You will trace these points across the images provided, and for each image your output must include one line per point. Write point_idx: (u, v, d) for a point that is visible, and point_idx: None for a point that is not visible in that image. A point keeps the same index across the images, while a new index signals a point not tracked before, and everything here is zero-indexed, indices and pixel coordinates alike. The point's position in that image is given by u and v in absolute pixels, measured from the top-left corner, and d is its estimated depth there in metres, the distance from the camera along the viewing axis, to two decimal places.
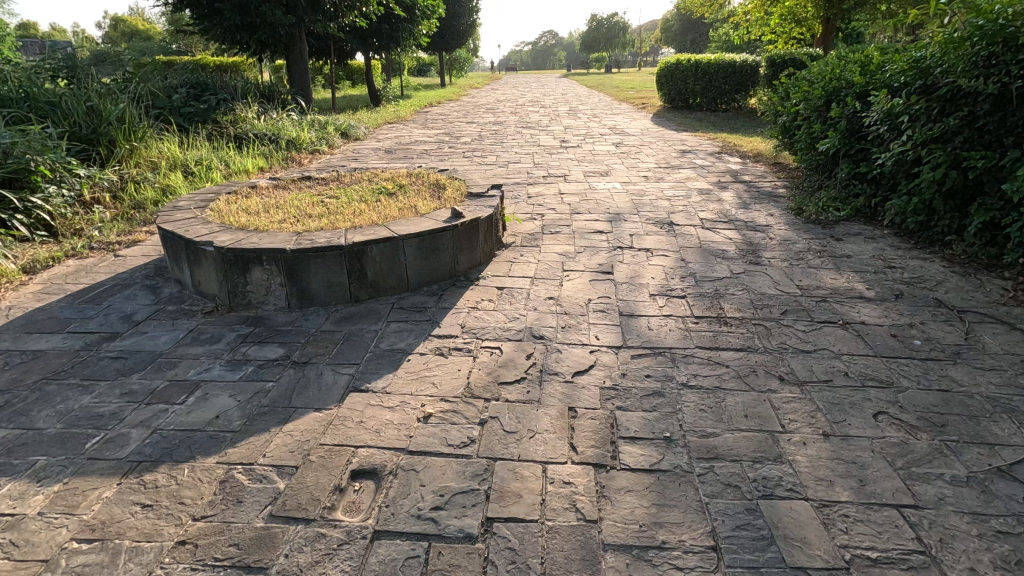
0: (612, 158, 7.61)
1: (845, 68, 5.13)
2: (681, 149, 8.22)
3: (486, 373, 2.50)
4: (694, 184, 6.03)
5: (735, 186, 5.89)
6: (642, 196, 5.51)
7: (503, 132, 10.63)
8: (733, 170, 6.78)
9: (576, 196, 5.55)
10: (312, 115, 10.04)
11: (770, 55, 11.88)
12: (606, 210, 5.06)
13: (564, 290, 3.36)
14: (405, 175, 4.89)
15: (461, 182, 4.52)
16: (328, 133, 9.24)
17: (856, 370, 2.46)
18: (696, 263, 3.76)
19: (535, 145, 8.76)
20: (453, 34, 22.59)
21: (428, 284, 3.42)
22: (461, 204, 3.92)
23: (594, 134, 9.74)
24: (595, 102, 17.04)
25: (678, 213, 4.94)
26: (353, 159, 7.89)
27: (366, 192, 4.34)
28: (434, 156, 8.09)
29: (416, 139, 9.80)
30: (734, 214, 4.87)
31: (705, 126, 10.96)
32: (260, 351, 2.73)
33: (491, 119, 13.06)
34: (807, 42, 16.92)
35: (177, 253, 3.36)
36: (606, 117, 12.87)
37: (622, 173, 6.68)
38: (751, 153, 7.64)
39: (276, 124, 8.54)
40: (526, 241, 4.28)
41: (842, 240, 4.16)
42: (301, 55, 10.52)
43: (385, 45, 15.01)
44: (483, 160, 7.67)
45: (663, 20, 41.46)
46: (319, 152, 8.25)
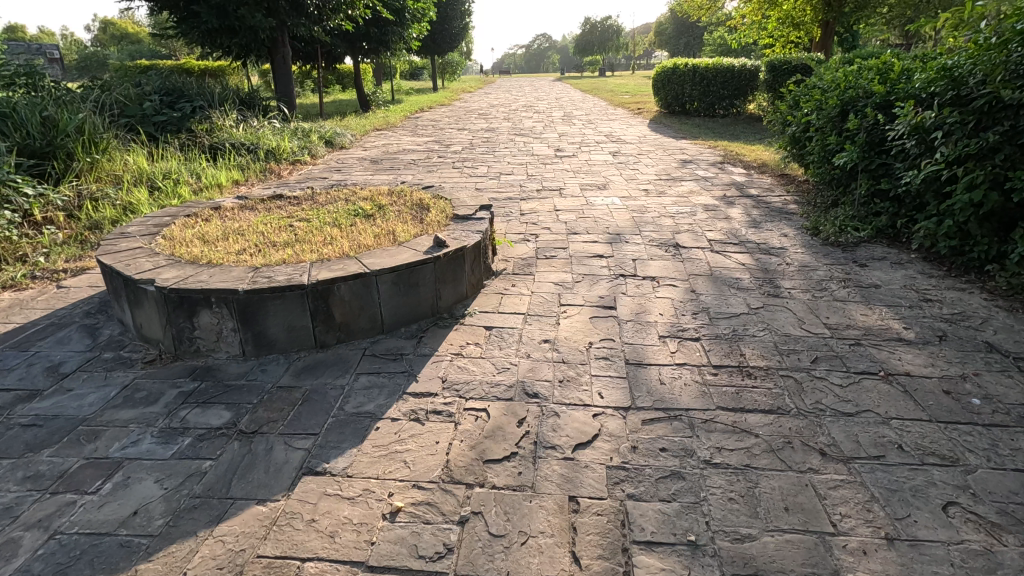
0: (610, 169, 7.22)
1: (862, 76, 4.76)
2: (681, 159, 7.83)
3: (469, 448, 2.08)
4: (698, 199, 5.64)
5: (742, 201, 5.51)
6: (644, 213, 5.11)
7: (495, 139, 10.23)
8: (737, 182, 6.40)
9: (572, 213, 5.15)
10: (295, 122, 9.60)
11: (770, 59, 11.54)
12: (606, 230, 4.66)
13: (561, 331, 2.95)
14: (386, 193, 4.48)
15: (447, 202, 4.10)
16: (312, 142, 8.82)
17: (910, 442, 2.06)
18: (709, 296, 3.36)
19: (529, 154, 8.37)
20: (445, 38, 22.20)
21: (406, 323, 3.00)
22: (446, 229, 3.51)
23: (590, 143, 9.35)
24: (590, 107, 16.69)
25: (684, 233, 4.54)
26: (337, 170, 7.46)
27: (341, 214, 3.91)
28: (423, 166, 7.68)
29: (405, 147, 9.39)
30: (745, 235, 4.47)
31: (705, 133, 10.61)
32: (202, 415, 2.30)
33: (483, 125, 12.66)
34: (805, 46, 16.62)
35: (117, 291, 2.93)
36: (601, 123, 12.49)
37: (621, 186, 6.29)
38: (755, 163, 7.28)
39: (255, 132, 8.12)
40: (519, 268, 3.87)
41: (866, 266, 3.78)
42: (284, 60, 10.08)
43: (374, 49, 14.59)
44: (474, 171, 7.27)
45: (657, 24, 41.25)
46: (300, 162, 7.82)
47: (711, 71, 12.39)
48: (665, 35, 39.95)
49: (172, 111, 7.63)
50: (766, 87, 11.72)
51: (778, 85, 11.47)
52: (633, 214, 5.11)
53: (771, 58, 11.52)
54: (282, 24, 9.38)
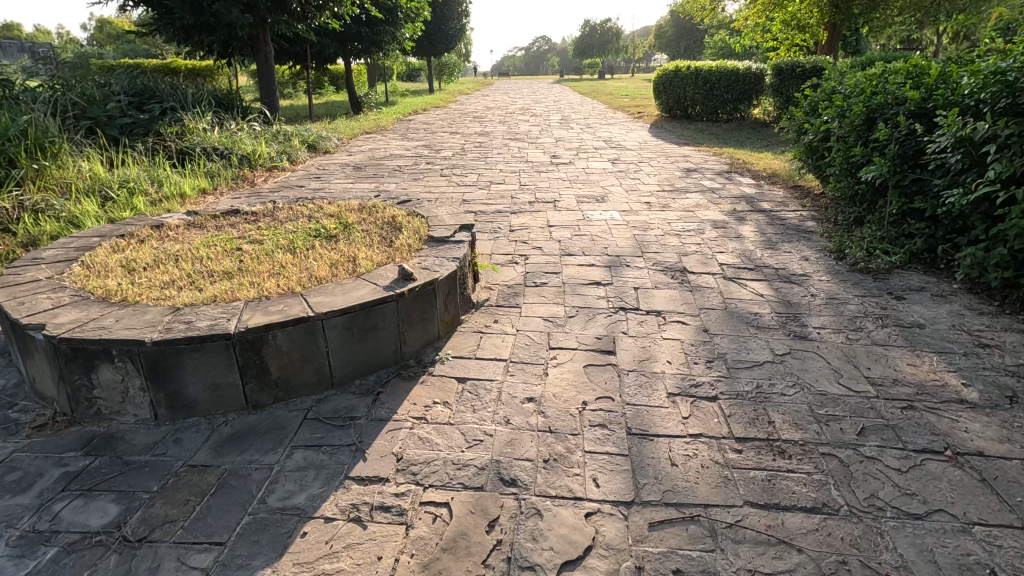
0: (608, 179, 6.73)
1: (891, 80, 4.27)
2: (685, 168, 7.34)
3: (421, 569, 1.57)
4: (705, 213, 5.14)
5: (754, 216, 5.01)
6: (647, 231, 4.62)
7: (489, 144, 9.74)
8: (746, 194, 5.91)
9: (567, 230, 4.65)
10: (277, 125, 9.10)
11: (776, 63, 11.08)
12: (604, 251, 4.16)
13: (550, 386, 2.44)
14: (356, 208, 3.97)
15: (424, 221, 3.59)
16: (292, 146, 8.33)
17: (1004, 564, 1.55)
18: (724, 338, 2.85)
19: (523, 161, 7.88)
20: (442, 39, 21.71)
21: (361, 374, 2.49)
22: (418, 257, 3.00)
23: (588, 149, 8.86)
24: (589, 110, 16.22)
25: (692, 256, 4.05)
26: (316, 178, 6.95)
27: (300, 236, 3.39)
28: (409, 174, 7.18)
29: (393, 152, 8.89)
30: (760, 259, 3.97)
31: (709, 139, 10.13)
32: (82, 511, 1.78)
33: (478, 128, 12.17)
34: (810, 49, 16.16)
35: (9, 335, 2.41)
36: (600, 128, 12.02)
37: (621, 198, 5.79)
38: (765, 174, 6.78)
39: (231, 136, 7.62)
40: (504, 298, 3.37)
41: (903, 299, 3.28)
42: (266, 59, 9.49)
43: (366, 49, 14.10)
44: (463, 179, 6.77)
45: (657, 27, 40.86)
46: (277, 168, 7.31)
47: (716, 75, 11.92)
48: (665, 38, 39.52)
49: (140, 114, 7.14)
50: (773, 91, 11.25)
51: (785, 90, 11.00)
52: (634, 231, 4.61)
53: (778, 62, 11.05)
54: (262, 21, 8.89)
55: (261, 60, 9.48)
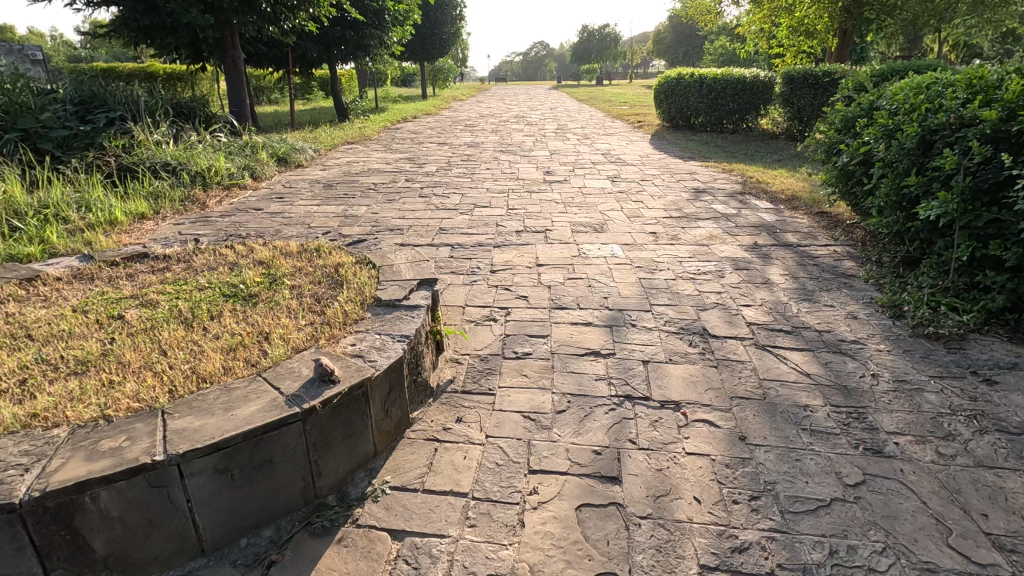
0: (608, 201, 5.99)
1: (953, 94, 3.55)
2: (692, 189, 6.57)
3: None
4: (722, 248, 4.38)
5: (780, 253, 4.25)
6: (655, 273, 3.85)
7: (478, 157, 9.00)
8: (766, 223, 5.15)
9: (559, 273, 3.88)
10: (246, 136, 8.35)
11: (786, 71, 10.37)
12: (603, 303, 3.38)
13: (526, 550, 1.66)
14: (295, 250, 3.19)
15: (375, 273, 2.81)
16: (259, 159, 7.58)
17: None
18: (769, 453, 2.08)
19: (513, 178, 7.13)
20: (435, 43, 20.97)
21: (250, 527, 1.72)
22: (353, 335, 2.22)
23: (585, 164, 8.11)
24: (586, 119, 15.49)
25: (713, 312, 3.28)
26: (278, 198, 6.18)
27: (209, 296, 2.61)
28: (384, 193, 6.43)
29: (371, 167, 8.12)
30: (798, 317, 3.20)
31: (715, 153, 9.38)
32: None
33: (468, 139, 11.40)
34: (817, 56, 15.50)
35: None
36: (598, 139, 11.28)
37: (622, 226, 5.02)
38: (783, 198, 6.02)
39: (187, 150, 6.87)
40: (476, 378, 2.59)
41: (994, 383, 2.52)
42: (236, 63, 8.78)
43: (350, 53, 13.34)
44: (444, 201, 6.01)
45: (656, 33, 40.27)
46: (237, 185, 6.54)
47: (721, 83, 11.21)
48: (664, 44, 38.90)
49: (82, 125, 6.40)
50: (782, 101, 10.53)
51: (795, 100, 10.27)
52: (640, 273, 3.84)
53: (789, 69, 10.33)
54: (228, 21, 8.13)
55: (229, 64, 8.71)
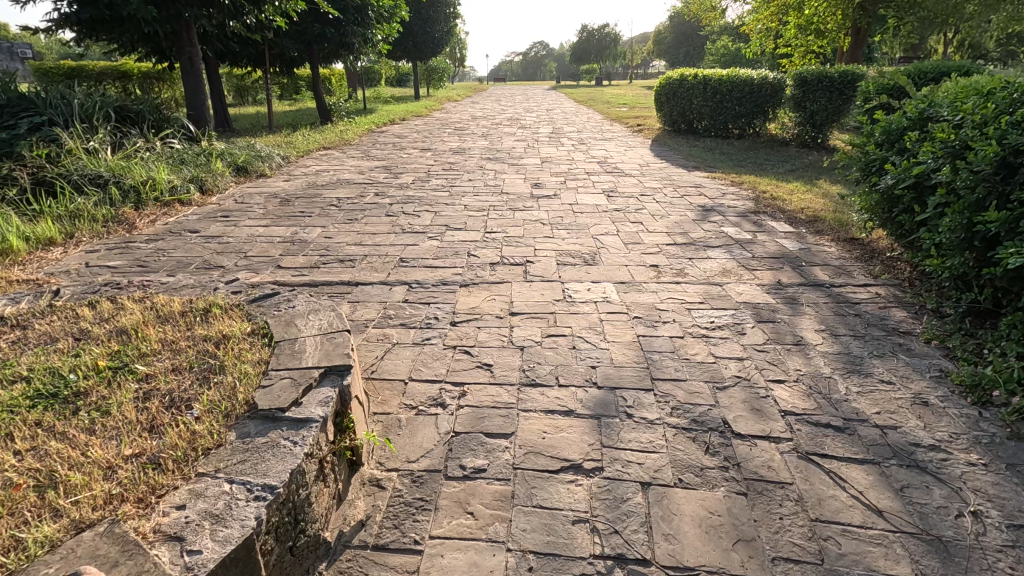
0: (601, 221, 5.19)
1: None
2: (699, 207, 5.76)
3: None
4: (738, 290, 3.58)
5: (811, 298, 3.45)
6: (657, 328, 3.05)
7: (461, 166, 8.20)
8: (787, 253, 4.35)
9: (537, 327, 3.08)
10: (204, 143, 7.54)
11: (798, 72, 9.60)
12: (588, 377, 2.58)
13: None
14: (176, 314, 2.37)
15: (267, 357, 2.01)
16: (213, 169, 6.78)
17: None
18: None
19: (496, 192, 6.35)
20: (428, 43, 20.18)
21: None
22: (186, 488, 1.42)
23: (579, 175, 7.32)
24: (583, 122, 14.66)
25: (735, 392, 2.48)
26: (223, 217, 5.38)
27: (10, 398, 1.80)
28: (347, 211, 5.63)
29: (341, 178, 7.30)
30: (848, 402, 2.41)
31: (721, 161, 8.59)
32: None
33: (454, 144, 10.60)
34: (826, 56, 14.71)
35: None
36: (594, 145, 10.50)
37: (617, 257, 4.22)
38: (804, 220, 5.21)
39: (125, 160, 6.06)
40: (398, 518, 1.79)
41: None
42: (193, 61, 7.98)
43: (332, 51, 12.54)
44: (412, 222, 5.20)
45: (656, 33, 39.44)
46: (180, 201, 5.74)
47: (726, 85, 10.44)
48: (664, 45, 38.01)
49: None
50: (793, 105, 9.71)
51: (808, 104, 9.45)
52: (637, 329, 3.04)
53: (801, 71, 9.51)
54: (180, 14, 7.34)
55: (185, 62, 7.91)
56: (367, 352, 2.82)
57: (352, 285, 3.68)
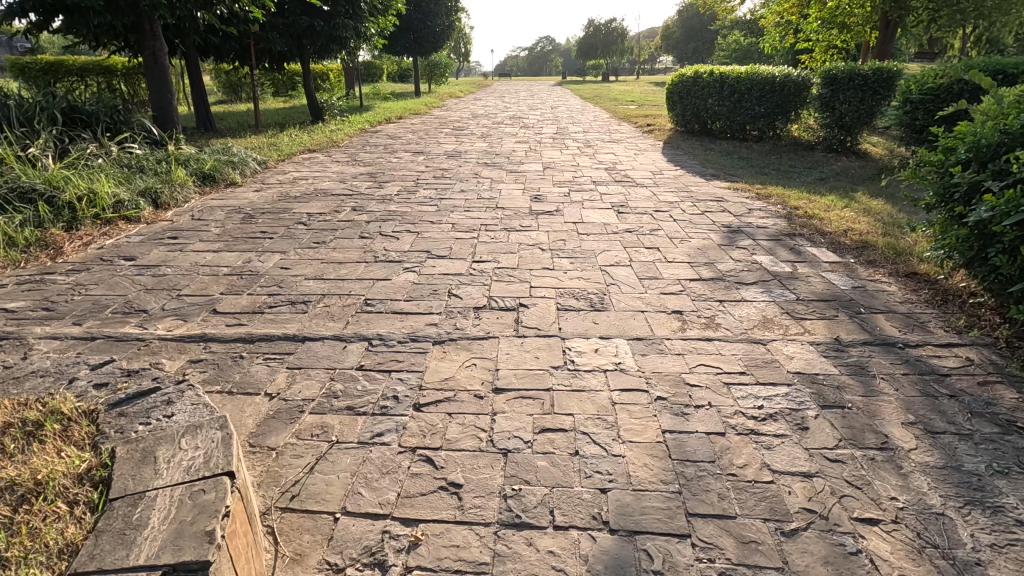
0: (610, 247, 4.42)
1: None
2: (723, 228, 4.96)
3: None
4: (787, 352, 2.80)
5: (885, 368, 2.66)
6: (688, 420, 2.27)
7: (455, 172, 7.43)
8: (839, 293, 3.56)
9: (527, 414, 2.31)
10: (168, 148, 6.80)
11: (827, 68, 8.75)
12: (596, 511, 1.81)
13: None
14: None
15: (78, 539, 1.25)
16: (172, 177, 6.04)
17: None
18: None
19: (491, 207, 5.57)
20: (428, 37, 19.33)
21: None
22: None
23: (585, 185, 6.54)
24: (589, 122, 13.77)
25: (810, 542, 1.70)
26: (171, 239, 4.63)
27: None
28: (317, 230, 4.88)
29: (319, 188, 6.54)
30: (982, 565, 1.62)
31: (743, 168, 7.79)
32: None
33: (450, 146, 9.81)
34: (848, 52, 13.83)
35: None
36: (602, 147, 9.70)
37: (631, 298, 3.46)
38: (850, 247, 4.41)
39: (66, 169, 5.32)
40: None
41: None
42: (157, 55, 7.22)
43: (323, 46, 11.77)
44: (388, 247, 4.43)
45: (665, 27, 38.38)
46: (125, 218, 5.01)
47: (746, 83, 9.61)
48: (673, 39, 36.84)
49: None
50: (820, 105, 8.85)
51: (837, 104, 8.58)
52: (661, 420, 2.26)
53: (829, 67, 8.65)
54: (138, 3, 6.59)
55: (148, 57, 7.15)
56: (292, 459, 2.06)
57: (297, 341, 2.92)
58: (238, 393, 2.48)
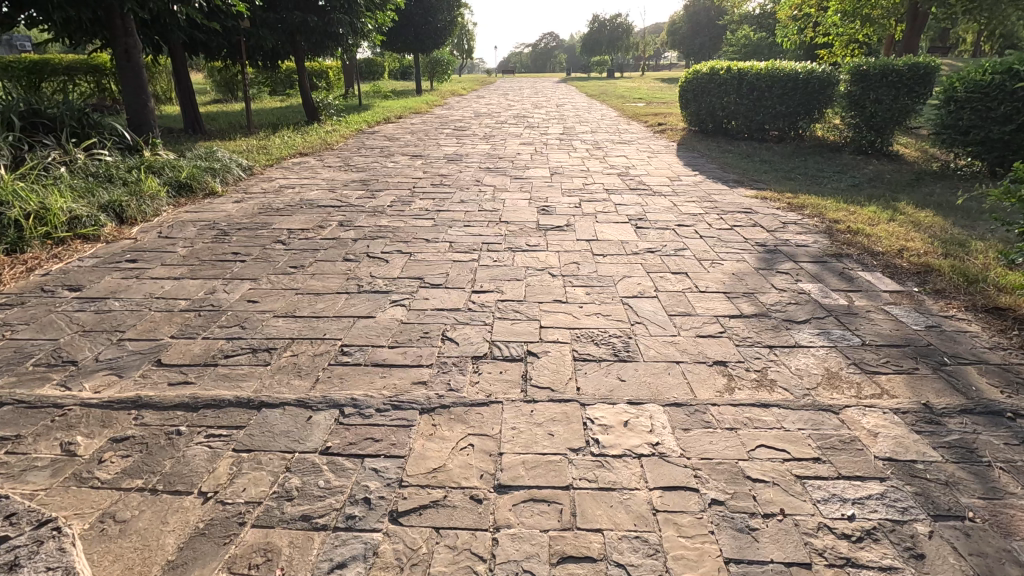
0: (631, 272, 3.82)
1: None
2: (758, 247, 4.36)
3: None
4: (869, 427, 2.21)
5: (1001, 451, 2.06)
6: (757, 541, 1.69)
7: (455, 179, 6.84)
8: (912, 335, 2.96)
9: (541, 531, 1.72)
10: (142, 155, 6.25)
11: (856, 63, 8.11)
12: None
13: None
14: None
15: None
16: (142, 186, 5.47)
17: None
18: None
19: (493, 221, 4.97)
20: (429, 33, 18.72)
21: None
22: None
23: (597, 194, 5.95)
24: (596, 120, 13.16)
25: None
26: (129, 263, 4.07)
27: None
28: (296, 251, 4.30)
29: (305, 198, 5.97)
30: None
31: (767, 173, 7.19)
32: None
33: (450, 149, 9.23)
34: (871, 46, 13.14)
35: None
36: (612, 149, 9.10)
37: (663, 343, 2.86)
38: (909, 272, 3.81)
39: (17, 179, 4.76)
40: None
41: None
42: (130, 52, 6.63)
43: (318, 44, 11.21)
44: (375, 273, 3.85)
45: (671, 23, 37.57)
46: (81, 237, 4.45)
47: (766, 80, 9.00)
48: (680, 35, 36.08)
49: None
50: (849, 103, 8.22)
51: (868, 102, 7.96)
52: (721, 542, 1.68)
53: (859, 63, 8.02)
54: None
55: (120, 54, 6.58)
56: None
57: (251, 409, 2.34)
58: (163, 490, 1.91)
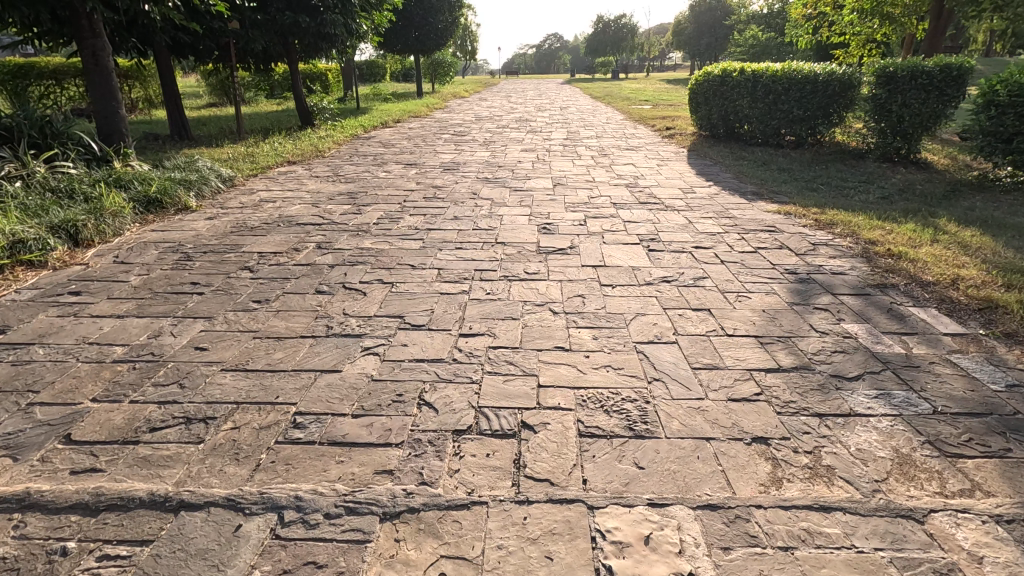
0: (645, 308, 3.29)
1: None
2: (788, 274, 3.83)
3: None
4: (970, 550, 1.67)
5: None
6: None
7: (450, 191, 6.34)
8: (993, 398, 2.43)
9: None
10: (111, 167, 5.78)
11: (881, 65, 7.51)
12: None
13: None
14: None
15: None
16: (103, 202, 4.97)
17: None
18: None
19: (488, 242, 4.46)
20: (430, 35, 18.21)
21: None
22: None
23: (604, 209, 5.42)
24: (602, 124, 12.64)
25: None
26: (72, 295, 3.58)
27: None
28: (263, 280, 3.79)
29: (285, 213, 5.48)
30: None
31: (787, 184, 6.65)
32: None
33: (448, 157, 8.73)
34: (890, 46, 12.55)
35: None
36: (619, 156, 8.58)
37: (688, 411, 2.33)
38: (970, 309, 3.27)
39: None
40: None
41: None
42: (97, 55, 6.13)
43: (311, 45, 10.71)
44: (348, 309, 3.34)
45: (677, 23, 36.97)
46: (24, 263, 3.97)
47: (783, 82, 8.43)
48: (686, 36, 35.46)
49: None
50: (874, 107, 7.64)
51: (895, 106, 7.39)
52: None
53: (885, 64, 7.44)
54: None
55: (87, 58, 6.08)
56: None
57: (166, 514, 1.83)
58: None
